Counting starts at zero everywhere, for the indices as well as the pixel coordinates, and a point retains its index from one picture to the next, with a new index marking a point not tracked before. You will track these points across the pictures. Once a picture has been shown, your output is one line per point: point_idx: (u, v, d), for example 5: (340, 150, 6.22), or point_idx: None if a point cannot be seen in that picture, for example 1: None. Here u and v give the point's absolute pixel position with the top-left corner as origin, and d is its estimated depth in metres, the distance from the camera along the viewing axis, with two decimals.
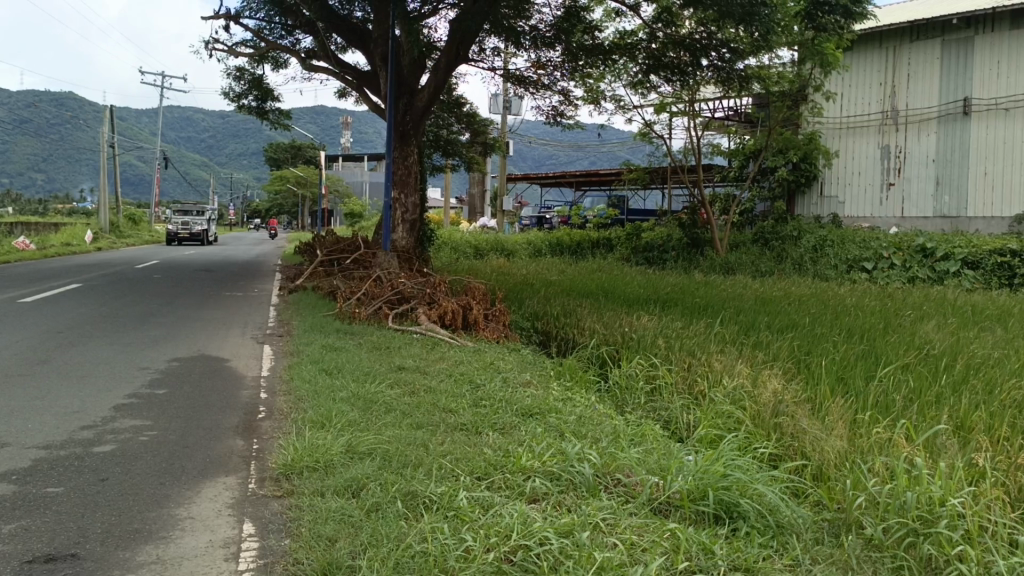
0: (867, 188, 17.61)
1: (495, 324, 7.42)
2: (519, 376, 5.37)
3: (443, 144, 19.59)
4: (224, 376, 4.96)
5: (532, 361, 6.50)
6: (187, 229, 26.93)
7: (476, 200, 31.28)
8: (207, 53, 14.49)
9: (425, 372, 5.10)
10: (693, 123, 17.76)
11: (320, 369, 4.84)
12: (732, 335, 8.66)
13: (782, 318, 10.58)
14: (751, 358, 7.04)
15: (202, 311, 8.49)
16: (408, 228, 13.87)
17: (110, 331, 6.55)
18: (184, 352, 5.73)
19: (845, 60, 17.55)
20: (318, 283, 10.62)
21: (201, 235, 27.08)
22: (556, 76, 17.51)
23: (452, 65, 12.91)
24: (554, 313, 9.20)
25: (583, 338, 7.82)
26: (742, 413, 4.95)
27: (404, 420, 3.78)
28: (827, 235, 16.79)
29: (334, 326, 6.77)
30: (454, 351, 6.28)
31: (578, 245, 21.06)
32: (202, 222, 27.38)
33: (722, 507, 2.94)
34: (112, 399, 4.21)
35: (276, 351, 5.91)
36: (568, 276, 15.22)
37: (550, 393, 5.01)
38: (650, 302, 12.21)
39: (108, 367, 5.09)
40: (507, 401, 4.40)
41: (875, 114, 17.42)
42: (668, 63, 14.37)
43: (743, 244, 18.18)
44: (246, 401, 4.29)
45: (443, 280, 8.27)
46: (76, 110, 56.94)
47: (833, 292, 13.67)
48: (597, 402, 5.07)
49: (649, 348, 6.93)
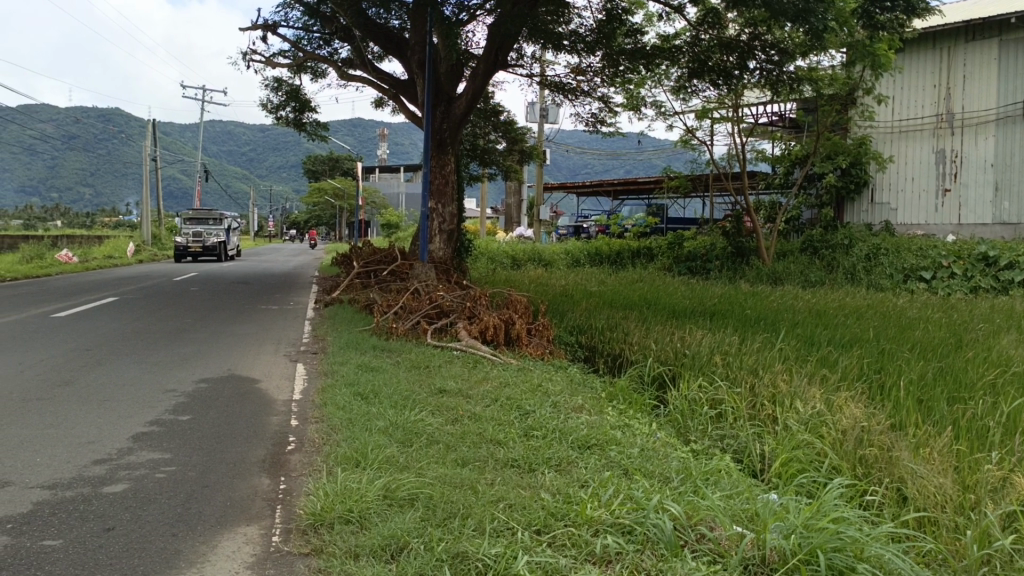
0: (921, 194, 16.74)
1: (538, 339, 6.99)
2: (571, 401, 4.89)
3: (480, 153, 19.30)
4: (253, 400, 4.61)
5: (579, 380, 6.04)
6: (200, 242, 24.59)
7: (513, 209, 30.97)
8: (245, 65, 14.44)
9: (467, 396, 4.67)
10: (738, 128, 17.12)
11: (355, 393, 4.44)
12: (792, 351, 8.05)
13: (842, 331, 9.89)
14: (816, 378, 6.47)
15: (236, 326, 8.24)
16: (446, 239, 13.55)
17: (140, 349, 6.28)
18: (214, 372, 5.42)
19: (897, 62, 16.74)
20: (354, 297, 10.30)
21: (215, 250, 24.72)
22: (596, 82, 17.07)
23: (491, 72, 12.57)
24: (599, 327, 8.72)
25: (632, 355, 7.34)
26: (823, 445, 4.42)
27: (447, 455, 3.34)
28: (880, 243, 15.98)
29: (370, 343, 6.40)
30: (497, 371, 5.86)
31: (618, 254, 20.50)
32: (216, 234, 24.96)
33: (833, 574, 2.43)
34: (131, 427, 3.87)
35: (310, 370, 5.55)
36: (609, 286, 14.70)
37: (605, 419, 4.54)
38: (697, 314, 11.64)
39: (133, 389, 4.78)
40: (560, 430, 3.94)
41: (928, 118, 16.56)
42: (713, 67, 13.74)
43: (790, 253, 17.44)
44: (276, 430, 3.91)
45: (483, 292, 7.88)
46: (123, 126, 58.41)
47: (891, 303, 12.94)
48: (658, 430, 4.60)
49: (707, 367, 6.41)
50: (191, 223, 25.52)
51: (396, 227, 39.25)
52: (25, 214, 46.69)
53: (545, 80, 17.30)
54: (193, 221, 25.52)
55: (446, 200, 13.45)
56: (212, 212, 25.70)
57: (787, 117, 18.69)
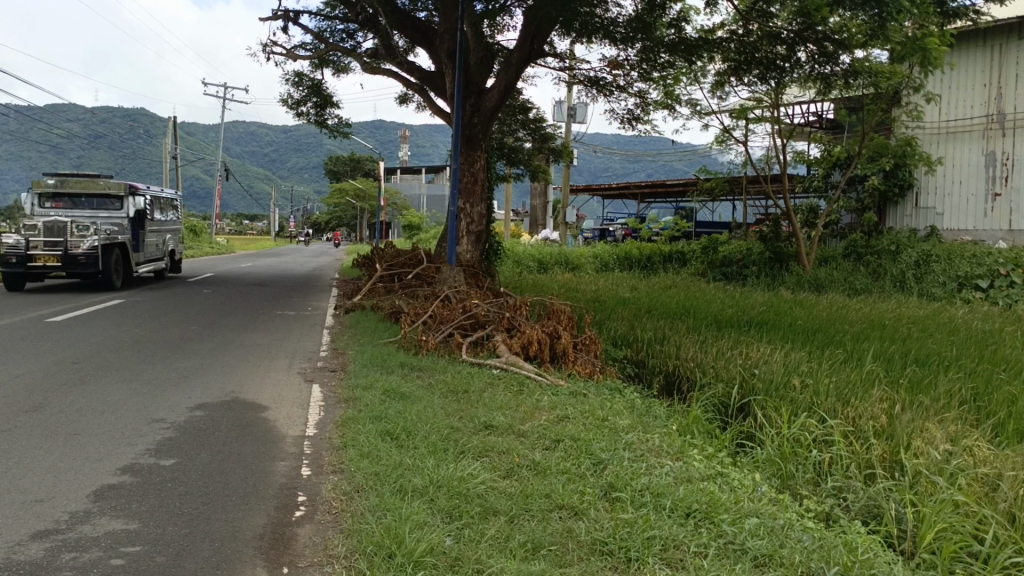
0: (968, 199, 15.59)
1: (585, 355, 6.12)
2: (646, 442, 3.96)
3: (507, 151, 18.41)
4: (256, 435, 3.76)
5: (639, 406, 5.13)
6: (57, 246, 11.61)
7: (539, 212, 29.98)
8: (265, 57, 13.73)
9: (519, 435, 3.77)
10: (780, 129, 16.05)
11: (382, 431, 3.57)
12: (869, 371, 7.01)
13: (914, 348, 8.81)
14: (905, 400, 5.53)
15: (247, 336, 7.38)
16: (474, 240, 12.71)
17: (133, 364, 5.43)
18: (214, 394, 4.59)
19: (947, 57, 15.58)
20: (378, 303, 9.42)
21: (90, 265, 11.84)
22: (632, 77, 16.13)
23: (525, 63, 11.71)
24: (648, 339, 7.79)
25: (691, 375, 6.41)
26: (982, 509, 3.44)
27: (511, 536, 2.45)
28: (931, 250, 14.79)
29: (397, 360, 5.53)
30: (548, 397, 4.94)
31: (648, 258, 19.47)
32: (100, 230, 12.12)
33: None
34: (96, 478, 3.03)
35: (326, 395, 4.69)
36: (643, 292, 13.73)
37: (691, 470, 3.61)
38: (744, 325, 10.65)
39: (114, 418, 3.95)
40: (651, 491, 3.02)
41: (977, 118, 15.40)
42: (760, 60, 12.73)
43: (833, 259, 16.33)
44: (281, 485, 3.03)
45: (523, 300, 6.97)
46: (146, 126, 58.41)
47: (947, 314, 11.84)
48: (762, 482, 3.68)
49: (785, 390, 5.48)
50: (55, 205, 13.20)
51: (419, 228, 38.29)
52: None
53: (578, 75, 16.33)
54: (60, 202, 13.19)
55: (475, 199, 12.57)
56: (100, 185, 13.16)
57: (825, 117, 17.69)
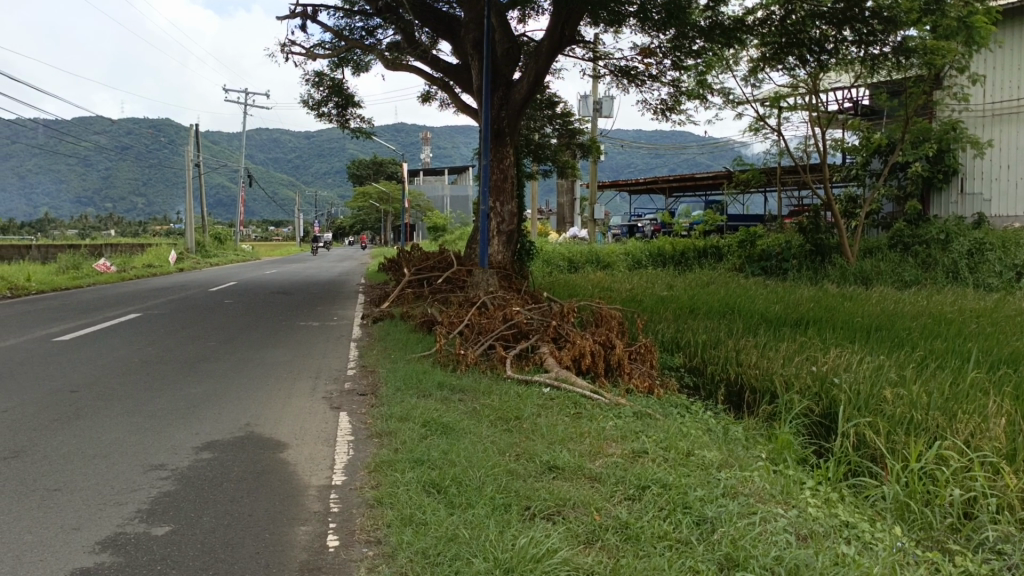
0: (1018, 182, 14.56)
1: (642, 366, 5.42)
2: (745, 486, 3.22)
3: (534, 148, 17.73)
4: (274, 484, 3.12)
5: (716, 428, 4.39)
6: None
7: (565, 209, 29.38)
8: (283, 57, 13.21)
9: (592, 480, 3.07)
10: (820, 116, 15.02)
11: (425, 481, 2.91)
12: (948, 378, 6.13)
13: (993, 347, 7.87)
14: (1018, 403, 4.69)
15: (269, 353, 6.75)
16: (505, 240, 12.00)
17: (136, 393, 4.79)
18: (227, 429, 3.97)
19: (995, 35, 14.50)
20: (408, 312, 8.80)
21: None
22: (664, 64, 15.28)
23: (555, 51, 10.94)
24: (701, 341, 7.01)
25: (759, 384, 5.63)
26: None
27: None
28: (984, 238, 13.74)
29: (434, 379, 4.86)
30: (612, 420, 4.25)
31: (682, 254, 18.59)
32: None
33: None
34: (70, 558, 2.39)
35: (354, 426, 4.04)
36: (681, 290, 12.93)
37: (811, 523, 2.87)
38: (793, 323, 9.84)
39: (104, 465, 3.32)
40: (782, 565, 2.30)
41: None
42: (805, 41, 11.65)
43: (878, 249, 15.32)
44: (301, 563, 2.37)
45: (569, 306, 6.26)
46: (170, 136, 58.59)
47: (1012, 306, 10.86)
48: (900, 537, 2.94)
49: (879, 401, 4.66)
50: None
51: (443, 230, 37.60)
52: (79, 224, 46.93)
53: (607, 65, 15.49)
54: None
55: (505, 197, 11.87)
56: None
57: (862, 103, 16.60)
